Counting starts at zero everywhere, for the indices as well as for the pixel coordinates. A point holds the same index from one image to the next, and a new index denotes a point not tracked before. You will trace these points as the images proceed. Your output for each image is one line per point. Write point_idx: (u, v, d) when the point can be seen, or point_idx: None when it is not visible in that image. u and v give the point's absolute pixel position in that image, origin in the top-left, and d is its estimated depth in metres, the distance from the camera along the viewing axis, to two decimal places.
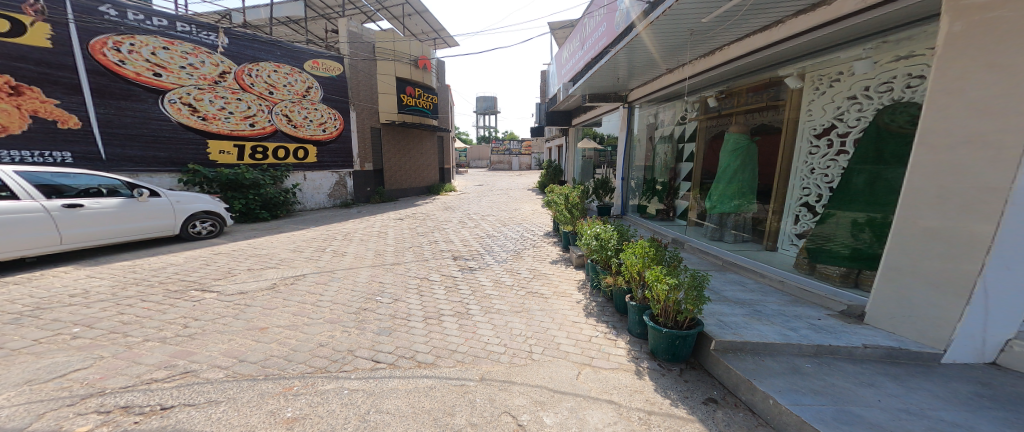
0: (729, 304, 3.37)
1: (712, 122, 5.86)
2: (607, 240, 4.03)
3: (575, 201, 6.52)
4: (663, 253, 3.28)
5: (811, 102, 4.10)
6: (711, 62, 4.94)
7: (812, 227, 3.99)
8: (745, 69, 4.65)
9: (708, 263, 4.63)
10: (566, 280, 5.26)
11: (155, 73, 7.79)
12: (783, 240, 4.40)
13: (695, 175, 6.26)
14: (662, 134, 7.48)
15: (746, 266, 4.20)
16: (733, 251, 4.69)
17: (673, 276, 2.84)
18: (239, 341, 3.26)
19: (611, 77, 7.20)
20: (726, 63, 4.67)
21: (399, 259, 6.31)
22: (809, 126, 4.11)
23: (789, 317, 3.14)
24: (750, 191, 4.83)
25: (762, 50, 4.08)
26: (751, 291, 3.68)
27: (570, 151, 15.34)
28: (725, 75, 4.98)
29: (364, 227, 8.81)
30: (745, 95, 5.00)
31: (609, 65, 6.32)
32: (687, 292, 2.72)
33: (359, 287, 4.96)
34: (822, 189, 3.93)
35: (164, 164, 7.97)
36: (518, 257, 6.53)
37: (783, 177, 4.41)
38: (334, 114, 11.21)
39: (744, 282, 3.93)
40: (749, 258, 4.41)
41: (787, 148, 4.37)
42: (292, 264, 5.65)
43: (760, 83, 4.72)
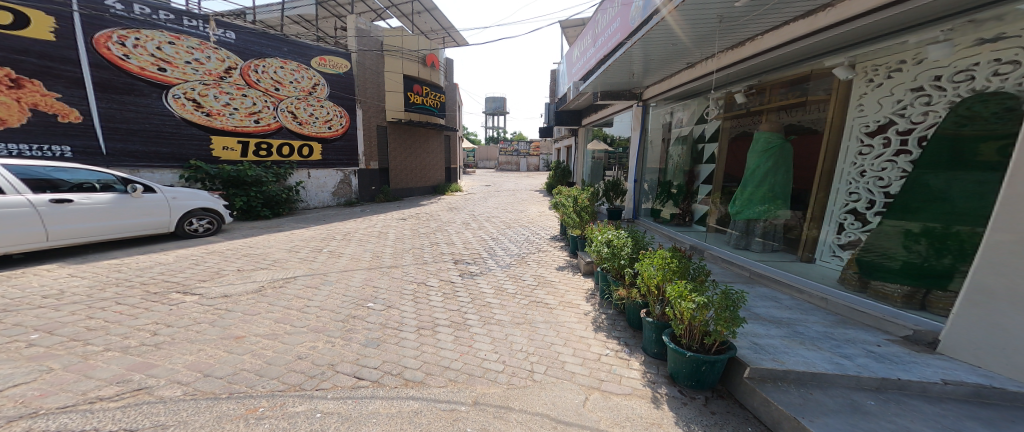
0: (762, 324, 2.94)
1: (737, 122, 5.39)
2: (620, 247, 3.61)
3: (584, 204, 6.10)
4: (688, 265, 2.85)
5: (863, 96, 3.61)
6: (741, 54, 4.47)
7: (861, 237, 3.50)
8: (782, 61, 4.16)
9: (733, 274, 4.17)
10: (573, 289, 4.85)
11: (160, 67, 7.68)
12: (823, 251, 3.92)
13: (715, 177, 5.80)
14: (680, 133, 7.01)
15: (779, 279, 3.74)
16: (762, 261, 4.22)
17: (703, 294, 2.41)
18: (210, 352, 2.99)
19: (626, 73, 6.73)
20: (760, 54, 4.20)
21: (397, 262, 6.00)
22: (859, 123, 3.62)
23: (838, 341, 2.69)
24: (782, 196, 4.39)
25: (807, 37, 3.59)
26: (786, 308, 3.24)
27: (580, 152, 14.91)
28: (757, 68, 4.48)
29: (366, 227, 8.55)
30: (777, 92, 4.54)
31: (624, 59, 5.87)
32: (719, 315, 2.29)
33: (351, 292, 4.65)
34: (873, 194, 3.45)
35: (166, 159, 7.83)
36: (522, 262, 6.15)
37: (824, 180, 3.93)
38: (340, 111, 11.03)
39: (777, 298, 3.48)
40: (781, 270, 3.94)
41: (830, 148, 3.87)
42: (284, 265, 5.38)
43: (797, 78, 4.25)
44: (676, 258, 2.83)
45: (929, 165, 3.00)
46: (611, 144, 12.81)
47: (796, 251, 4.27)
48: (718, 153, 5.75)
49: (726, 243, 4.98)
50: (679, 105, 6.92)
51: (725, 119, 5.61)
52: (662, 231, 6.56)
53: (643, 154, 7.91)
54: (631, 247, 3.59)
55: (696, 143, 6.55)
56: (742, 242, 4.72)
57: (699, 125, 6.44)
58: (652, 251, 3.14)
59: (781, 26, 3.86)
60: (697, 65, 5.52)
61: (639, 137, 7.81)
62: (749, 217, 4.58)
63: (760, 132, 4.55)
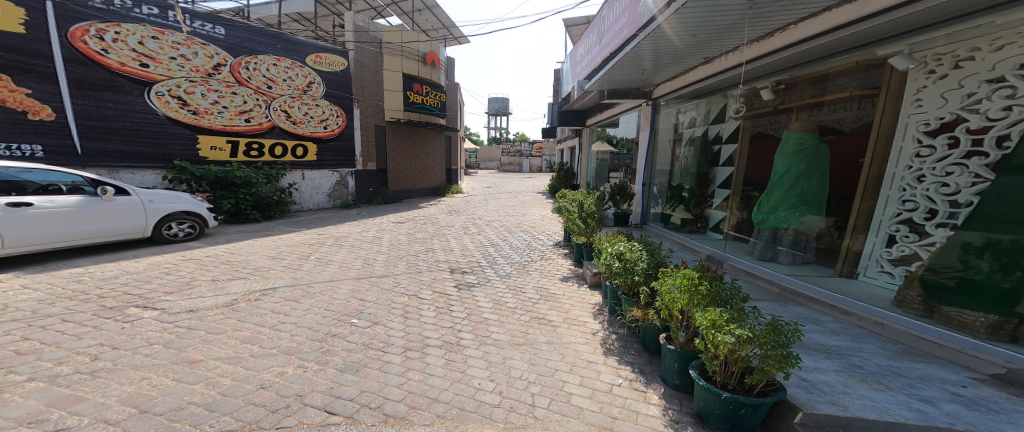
0: (807, 354, 2.50)
1: (760, 121, 4.94)
2: (633, 260, 3.16)
3: (590, 209, 5.64)
4: (725, 289, 2.39)
5: (922, 89, 3.13)
6: (770, 46, 4.03)
7: (920, 252, 3.04)
8: (820, 53, 3.68)
9: (763, 290, 3.74)
10: (580, 304, 4.43)
11: (142, 63, 7.31)
12: (867, 265, 3.45)
13: (733, 181, 5.34)
14: (693, 134, 6.52)
15: (821, 299, 3.31)
16: (794, 274, 3.78)
17: (744, 326, 1.96)
18: (155, 381, 2.58)
19: (635, 70, 6.30)
20: (792, 46, 3.76)
21: (389, 271, 5.58)
22: (916, 120, 3.15)
23: (911, 379, 2.24)
24: (816, 202, 3.97)
25: (855, 23, 3.11)
26: (833, 334, 2.81)
27: (584, 153, 14.46)
28: (787, 61, 4.01)
29: (360, 231, 8.13)
30: (810, 87, 4.10)
31: (633, 56, 5.43)
32: (767, 355, 1.83)
33: (334, 306, 4.23)
34: (934, 202, 2.98)
35: (148, 160, 7.45)
36: (523, 272, 5.70)
37: (869, 185, 3.47)
38: (336, 110, 10.64)
39: (819, 320, 3.05)
40: (817, 285, 3.51)
41: (880, 149, 3.40)
42: (265, 274, 4.96)
43: (837, 72, 3.78)
44: (708, 279, 2.37)
45: (1012, 169, 2.51)
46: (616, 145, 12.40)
47: (833, 263, 3.80)
48: (736, 155, 5.31)
49: (749, 253, 4.53)
50: (691, 104, 6.45)
51: (746, 119, 5.14)
52: (672, 238, 6.13)
53: (652, 156, 7.43)
54: (649, 260, 3.14)
55: (711, 144, 6.07)
56: (769, 253, 4.27)
57: (714, 125, 5.97)
58: (674, 268, 2.69)
59: (821, 13, 3.40)
60: (717, 59, 5.05)
61: (648, 138, 7.33)
62: (777, 225, 4.17)
63: (791, 131, 4.13)
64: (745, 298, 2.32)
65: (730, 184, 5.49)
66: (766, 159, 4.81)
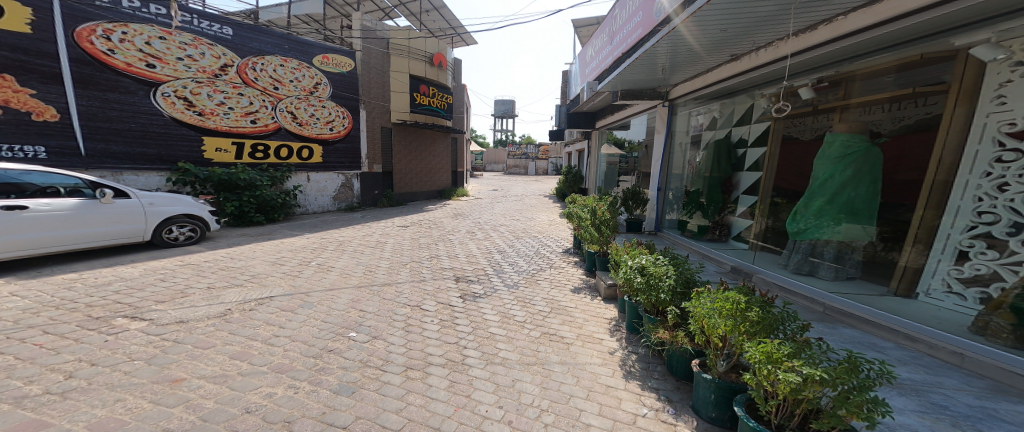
0: (877, 390, 2.20)
1: (802, 120, 4.58)
2: (660, 275, 2.88)
3: (604, 216, 5.33)
4: (781, 315, 2.09)
5: (1006, 84, 2.75)
6: (814, 39, 3.70)
7: (1004, 270, 2.69)
8: (878, 44, 3.33)
9: (810, 309, 3.41)
10: (593, 319, 4.18)
11: (148, 63, 7.21)
12: (931, 283, 3.11)
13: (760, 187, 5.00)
14: (714, 137, 6.15)
15: (881, 322, 2.96)
16: (842, 292, 3.44)
17: (812, 363, 1.69)
18: (130, 403, 2.35)
19: (651, 70, 6.00)
20: (842, 39, 3.43)
21: (391, 279, 5.40)
22: (999, 120, 2.78)
23: (1012, 425, 1.91)
24: (865, 211, 3.61)
25: (929, 9, 2.76)
26: (900, 364, 2.48)
27: (592, 157, 14.21)
28: (834, 55, 3.68)
29: (363, 235, 7.97)
30: (864, 82, 3.75)
31: (652, 54, 5.11)
32: (844, 399, 1.54)
33: (332, 318, 4.02)
34: (1019, 214, 2.63)
35: (152, 162, 7.34)
36: (531, 281, 5.45)
37: (935, 192, 3.12)
38: (342, 112, 10.53)
39: (879, 346, 2.73)
40: (869, 305, 3.17)
41: (952, 151, 3.05)
42: (263, 281, 4.77)
43: (900, 65, 3.41)
44: (758, 304, 2.09)
45: None
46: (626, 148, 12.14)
47: (886, 280, 3.47)
48: (765, 158, 4.98)
49: (782, 266, 4.20)
50: (711, 104, 6.11)
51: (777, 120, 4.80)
52: (689, 247, 5.80)
53: (669, 159, 7.08)
54: (679, 275, 2.87)
55: (734, 148, 5.69)
56: (807, 267, 3.94)
57: (739, 127, 5.62)
58: (707, 288, 2.49)
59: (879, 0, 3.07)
60: (747, 56, 4.71)
61: (665, 141, 6.98)
62: (819, 236, 3.82)
63: (836, 133, 3.78)
64: (803, 326, 2.03)
65: (755, 190, 5.15)
66: (805, 163, 4.48)
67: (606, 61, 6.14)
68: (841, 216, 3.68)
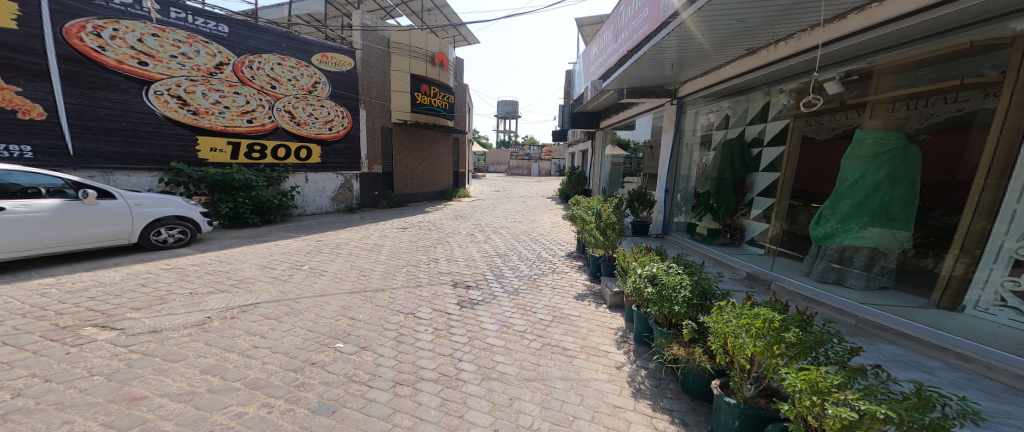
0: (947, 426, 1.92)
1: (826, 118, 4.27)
2: (674, 285, 2.63)
3: (609, 218, 5.05)
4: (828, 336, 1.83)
5: None
6: (845, 28, 3.44)
7: None
8: (922, 30, 3.06)
9: (845, 322, 3.13)
10: (598, 330, 3.92)
11: (140, 61, 7.03)
12: (979, 295, 2.82)
13: (778, 189, 4.71)
14: (725, 136, 5.84)
15: (929, 340, 2.68)
16: (877, 304, 3.16)
17: (873, 399, 1.47)
18: (78, 426, 2.12)
19: (658, 67, 5.73)
20: (879, 26, 3.17)
21: (386, 284, 5.17)
22: None
23: None
24: (901, 215, 3.35)
25: None
26: (955, 389, 2.20)
27: (596, 157, 13.92)
28: (869, 45, 3.41)
29: (360, 237, 7.76)
30: (899, 75, 3.47)
31: (661, 50, 4.81)
32: None
33: (320, 326, 3.79)
34: None
35: (144, 161, 7.15)
36: (533, 288, 5.21)
37: (986, 197, 2.82)
38: (342, 111, 10.34)
39: (928, 366, 2.46)
40: (912, 320, 2.90)
41: (1006, 150, 2.74)
42: (251, 286, 4.54)
43: (945, 55, 3.13)
44: (796, 324, 1.86)
45: None
46: (630, 149, 11.87)
47: (926, 291, 3.16)
48: (783, 157, 4.68)
49: (804, 274, 3.94)
50: (723, 102, 5.81)
51: (796, 118, 4.50)
52: (698, 250, 5.54)
53: (677, 160, 6.78)
54: (695, 285, 2.61)
55: (748, 147, 5.38)
56: (833, 275, 3.68)
57: (753, 126, 5.31)
58: (729, 302, 2.27)
59: None
60: (765, 49, 4.43)
61: (674, 141, 6.68)
62: (847, 242, 3.56)
63: (867, 131, 3.55)
64: (852, 349, 1.78)
65: (772, 192, 4.85)
66: (829, 163, 4.18)
67: (611, 60, 5.94)
68: (871, 220, 3.44)
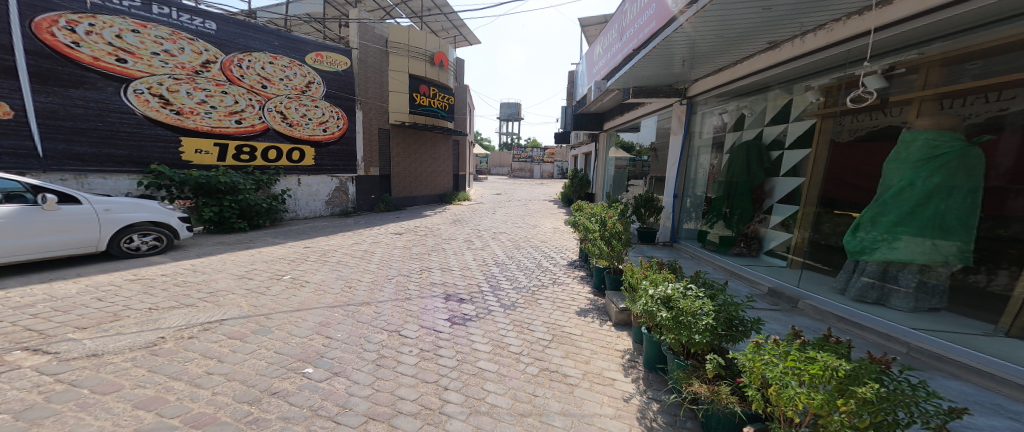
0: None
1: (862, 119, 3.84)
2: (693, 311, 2.18)
3: (614, 227, 4.60)
4: (907, 400, 1.35)
5: None
6: (888, 15, 2.98)
7: None
8: (990, 13, 2.60)
9: (892, 350, 2.66)
10: (604, 352, 3.49)
11: (118, 58, 6.70)
12: None
13: (802, 196, 4.26)
14: (740, 138, 5.40)
15: (1005, 376, 2.22)
16: (932, 330, 2.69)
17: None
18: None
19: (667, 64, 5.31)
20: (931, 12, 2.72)
21: (372, 297, 4.77)
22: None
23: None
24: (960, 226, 2.88)
25: None
26: None
27: (600, 160, 13.47)
28: (918, 33, 2.96)
29: (351, 244, 7.36)
30: (954, 69, 3.04)
31: (671, 45, 4.38)
32: None
33: (289, 347, 3.38)
34: None
35: (122, 163, 6.80)
36: (531, 302, 4.81)
37: None
38: (337, 112, 10.03)
39: (1013, 412, 2.01)
40: (979, 350, 2.44)
41: None
42: (222, 299, 4.15)
43: (1011, 42, 2.67)
44: (870, 373, 1.43)
45: None
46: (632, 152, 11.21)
47: (995, 317, 2.74)
48: (808, 160, 4.24)
49: (838, 292, 3.47)
50: (739, 101, 5.34)
51: (825, 117, 4.04)
52: (711, 260, 5.09)
53: (687, 164, 6.35)
54: (719, 310, 2.16)
55: (766, 149, 4.93)
56: (874, 295, 3.21)
57: (772, 126, 4.85)
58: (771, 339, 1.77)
59: None
60: (789, 42, 3.98)
61: (683, 143, 6.23)
62: (886, 256, 3.12)
63: (918, 131, 3.10)
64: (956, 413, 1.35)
65: (796, 199, 4.39)
66: (866, 167, 3.77)
67: (616, 58, 5.61)
68: (920, 231, 2.98)
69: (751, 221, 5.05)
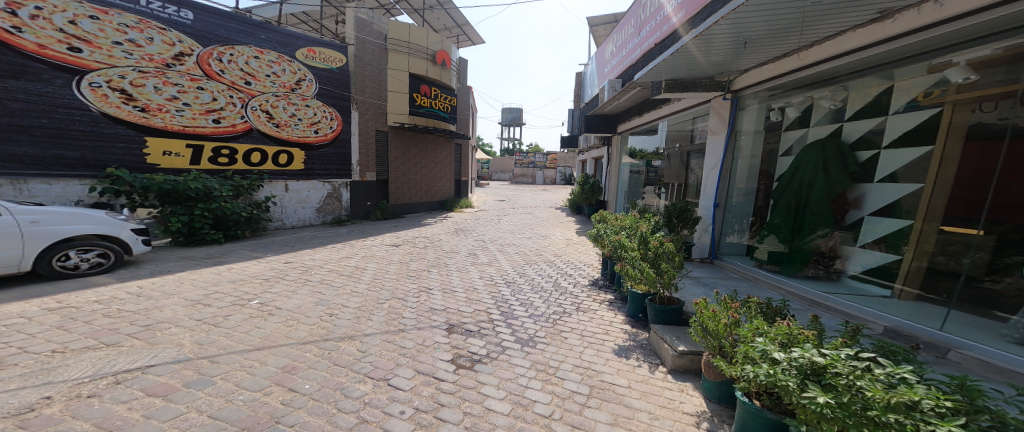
0: None
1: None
2: (897, 404, 1.33)
3: (657, 245, 3.68)
4: None
5: None
6: None
7: None
8: None
9: None
10: (667, 420, 2.54)
11: (71, 47, 5.84)
12: None
13: (918, 208, 3.43)
14: (806, 136, 4.56)
15: None
16: None
17: None
18: None
19: (710, 55, 4.48)
20: None
21: (358, 329, 3.84)
22: None
23: None
24: None
25: None
26: None
27: (612, 165, 12.58)
28: None
29: (340, 258, 6.41)
30: None
31: (741, 20, 3.40)
32: None
33: (230, 410, 2.43)
34: None
35: (72, 166, 5.89)
36: (554, 336, 3.88)
37: None
38: (330, 112, 9.20)
39: None
40: None
41: None
42: (159, 334, 3.18)
43: None
44: None
45: None
46: (638, 156, 10.47)
47: None
48: (928, 161, 3.38)
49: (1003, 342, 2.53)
50: (810, 91, 4.38)
51: (957, 106, 3.17)
52: (775, 285, 4.28)
53: (730, 169, 5.43)
54: (959, 410, 1.31)
55: (850, 149, 4.04)
56: None
57: (857, 121, 3.99)
58: None
59: None
60: (914, 8, 3.01)
61: (727, 144, 5.34)
62: None
63: None
64: None
65: (907, 210, 3.52)
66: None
67: (652, 41, 5.25)
68: None
69: (812, 235, 4.32)
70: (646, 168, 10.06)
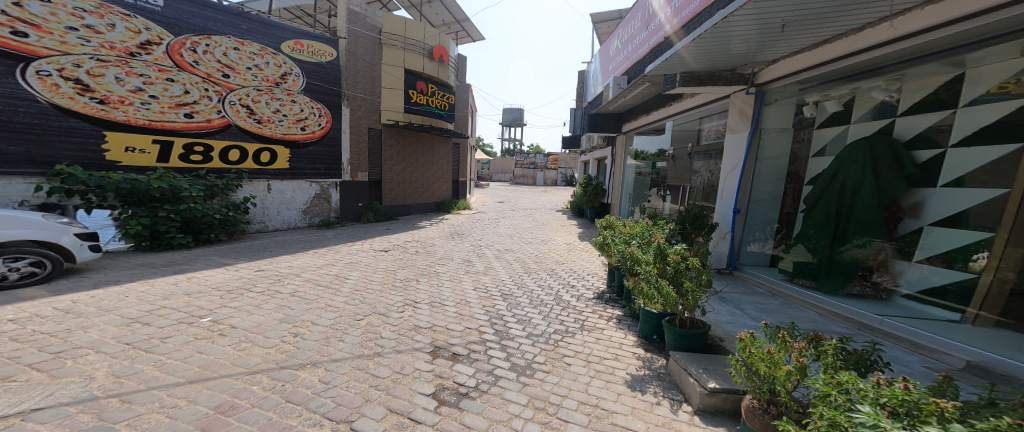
0: None
1: None
2: None
3: (678, 260, 3.11)
4: None
5: None
6: None
7: None
8: None
9: None
10: None
11: (16, 31, 5.29)
12: None
13: (997, 218, 2.85)
14: (847, 134, 3.99)
15: None
16: None
17: None
18: None
19: (730, 46, 3.97)
20: None
21: (323, 352, 3.24)
22: None
23: None
24: None
25: None
26: None
27: (616, 166, 12.00)
28: None
29: (321, 265, 5.82)
30: None
31: (769, 5, 2.93)
32: None
33: None
34: None
35: (18, 163, 5.33)
36: (556, 362, 3.29)
37: None
38: (319, 108, 8.63)
39: None
40: None
41: None
42: (69, 363, 2.61)
43: None
44: None
45: None
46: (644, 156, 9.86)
47: None
48: (1008, 161, 2.81)
49: None
50: (857, 81, 3.79)
51: None
52: (812, 304, 3.77)
53: (753, 170, 4.84)
54: None
55: (903, 148, 3.46)
56: None
57: (913, 116, 3.42)
58: None
59: None
60: None
61: (750, 142, 4.77)
62: None
63: None
64: None
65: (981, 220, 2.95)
66: None
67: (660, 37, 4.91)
68: None
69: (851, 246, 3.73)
70: (651, 169, 9.46)
